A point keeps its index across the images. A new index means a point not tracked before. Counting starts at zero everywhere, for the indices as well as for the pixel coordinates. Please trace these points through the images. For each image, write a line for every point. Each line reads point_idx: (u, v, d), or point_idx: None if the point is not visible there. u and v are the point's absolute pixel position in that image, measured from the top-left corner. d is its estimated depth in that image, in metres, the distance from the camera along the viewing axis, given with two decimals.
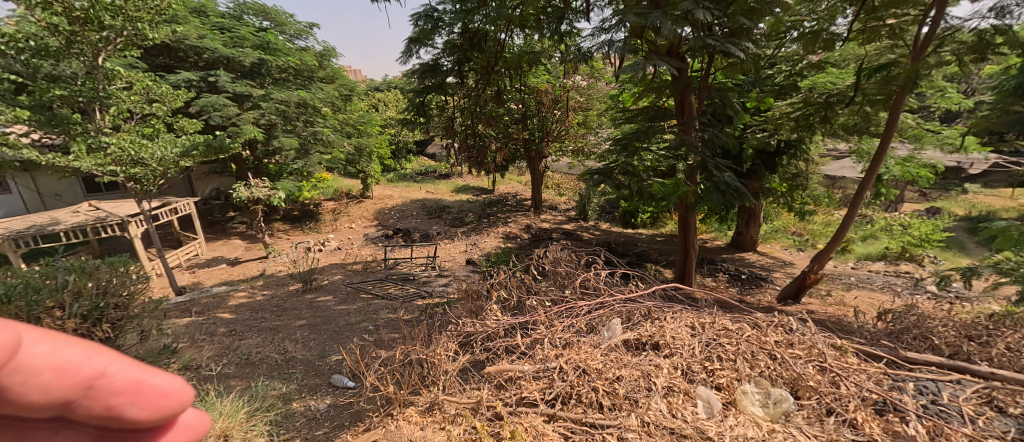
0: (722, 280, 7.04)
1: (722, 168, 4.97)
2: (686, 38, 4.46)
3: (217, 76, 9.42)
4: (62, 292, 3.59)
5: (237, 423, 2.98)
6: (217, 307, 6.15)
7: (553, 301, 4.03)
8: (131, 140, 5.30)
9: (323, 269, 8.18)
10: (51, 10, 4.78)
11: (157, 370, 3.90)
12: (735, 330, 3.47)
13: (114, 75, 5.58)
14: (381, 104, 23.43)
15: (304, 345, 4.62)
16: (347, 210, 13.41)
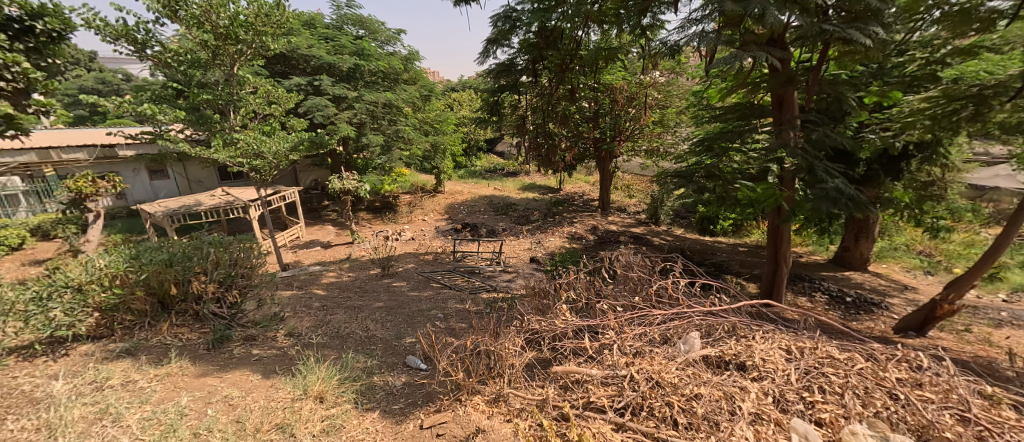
0: (820, 301, 6.16)
1: (833, 172, 4.33)
2: (794, 25, 3.94)
3: (320, 80, 10.65)
4: (205, 260, 4.39)
5: (330, 388, 3.44)
6: (312, 283, 6.97)
7: (623, 307, 3.86)
8: (254, 136, 6.27)
9: (397, 256, 8.84)
10: (202, 29, 5.84)
11: (270, 334, 4.55)
12: (843, 360, 3.01)
13: (244, 81, 6.60)
14: (455, 103, 24.63)
15: (382, 325, 5.05)
16: (421, 204, 14.27)
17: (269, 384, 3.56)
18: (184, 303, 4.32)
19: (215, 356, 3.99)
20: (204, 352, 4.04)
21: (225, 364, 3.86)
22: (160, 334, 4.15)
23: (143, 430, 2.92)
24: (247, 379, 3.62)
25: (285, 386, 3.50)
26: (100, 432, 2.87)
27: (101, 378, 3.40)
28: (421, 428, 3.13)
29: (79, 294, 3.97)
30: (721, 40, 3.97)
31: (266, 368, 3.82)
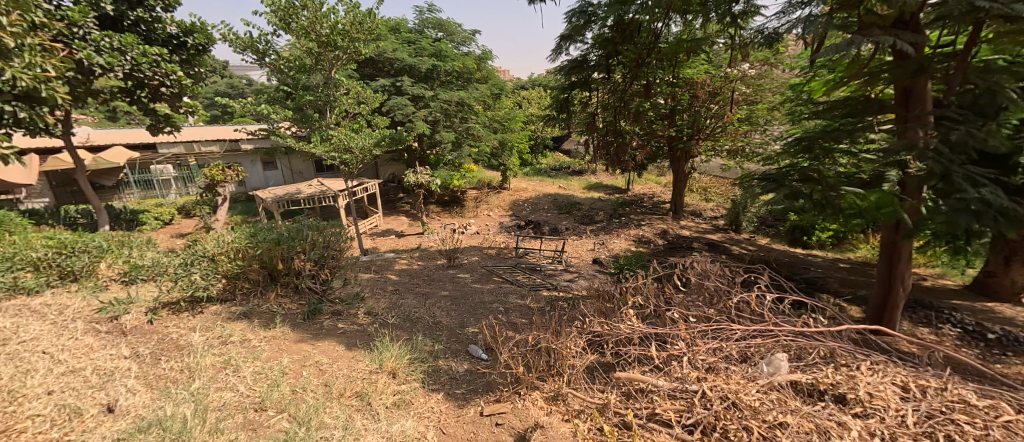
0: (949, 335, 5.09)
1: (980, 180, 3.53)
2: (935, 1, 3.25)
3: (402, 81, 11.43)
4: (305, 241, 5.00)
5: (401, 365, 3.72)
6: (387, 269, 7.52)
7: (696, 317, 3.56)
8: (346, 133, 6.95)
9: (461, 249, 9.20)
10: (309, 37, 6.60)
11: (353, 310, 5.03)
12: (980, 408, 2.50)
13: (339, 84, 7.33)
14: (524, 101, 24.95)
15: (448, 313, 5.30)
16: (486, 199, 14.58)
17: (351, 356, 3.94)
18: (287, 277, 4.96)
19: (310, 326, 4.53)
20: (300, 321, 4.60)
21: (318, 333, 4.36)
22: (268, 302, 4.82)
23: (254, 383, 3.43)
24: (334, 349, 4.06)
25: (364, 359, 3.85)
26: (224, 379, 3.44)
27: (226, 334, 4.06)
28: (481, 415, 3.21)
29: (211, 263, 4.75)
30: (835, 25, 3.46)
31: (350, 341, 4.24)
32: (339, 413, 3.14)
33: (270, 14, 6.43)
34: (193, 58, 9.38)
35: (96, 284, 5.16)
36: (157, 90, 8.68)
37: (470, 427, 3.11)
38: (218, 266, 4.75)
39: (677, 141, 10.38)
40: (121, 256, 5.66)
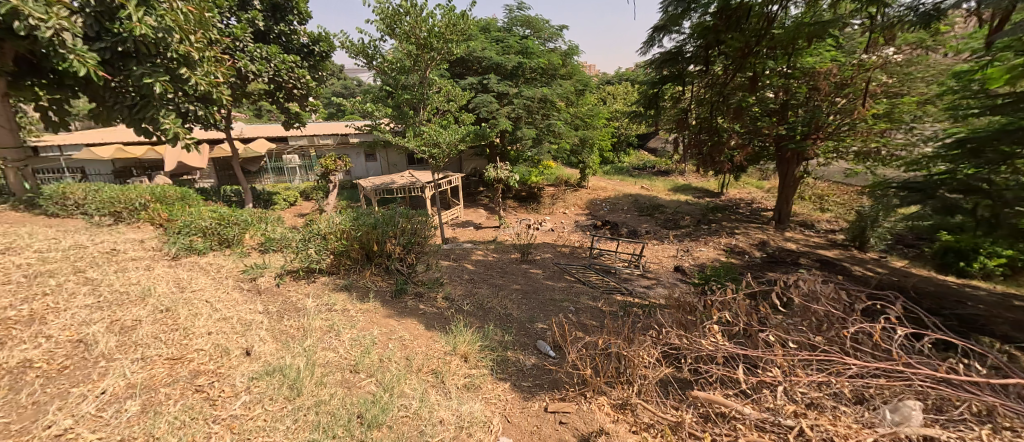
0: None
1: None
2: None
3: (488, 79, 11.89)
4: (397, 227, 5.55)
5: (473, 351, 3.93)
6: (465, 257, 7.93)
7: (796, 343, 3.07)
8: (434, 129, 7.53)
9: (536, 244, 9.28)
10: (409, 41, 7.14)
11: (433, 294, 5.41)
12: None
13: (432, 83, 7.89)
14: (609, 97, 24.69)
15: (519, 306, 5.39)
16: (564, 196, 14.65)
17: (428, 336, 4.25)
18: (381, 258, 5.61)
19: (398, 303, 4.99)
20: (389, 299, 5.08)
21: (403, 311, 4.78)
22: (365, 277, 5.44)
23: (350, 348, 3.87)
24: (416, 327, 4.43)
25: (441, 341, 4.14)
26: (328, 341, 3.95)
27: (332, 302, 4.69)
28: (545, 411, 3.30)
29: (323, 241, 5.48)
30: None
31: (429, 322, 4.60)
32: (417, 385, 3.43)
33: (378, 21, 7.04)
34: (317, 63, 11.19)
35: (242, 251, 6.31)
36: (290, 92, 10.47)
37: (535, 420, 3.22)
38: (329, 243, 5.47)
39: (787, 141, 9.03)
40: (260, 230, 6.85)
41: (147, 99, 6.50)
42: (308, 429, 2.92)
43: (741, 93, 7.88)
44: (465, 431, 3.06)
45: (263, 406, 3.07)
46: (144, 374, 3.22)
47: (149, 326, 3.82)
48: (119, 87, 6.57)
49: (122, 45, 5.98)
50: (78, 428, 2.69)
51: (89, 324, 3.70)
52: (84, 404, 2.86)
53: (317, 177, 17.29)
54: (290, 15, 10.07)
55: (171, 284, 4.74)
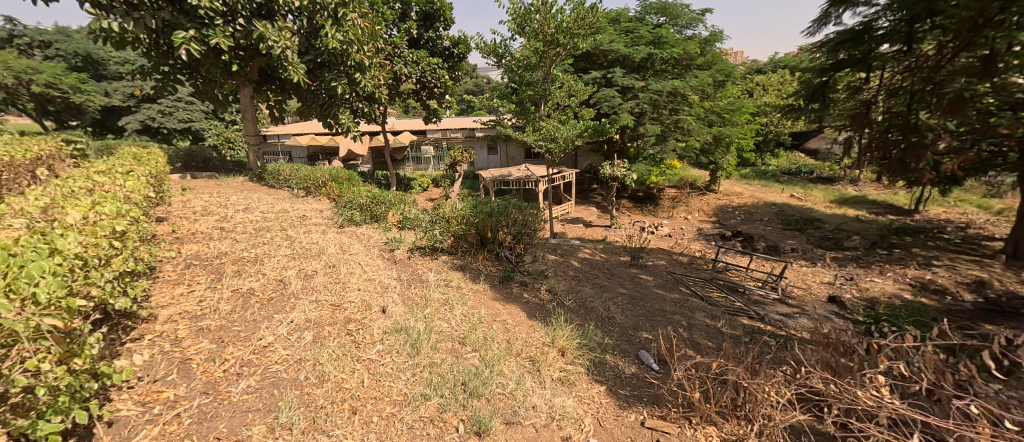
0: None
1: None
2: None
3: (614, 72, 11.92)
4: (509, 217, 5.94)
5: (571, 346, 4.03)
6: (572, 254, 8.23)
7: (1018, 426, 2.34)
8: (553, 125, 8.26)
9: (649, 253, 8.99)
10: (538, 39, 8.14)
11: (537, 285, 5.64)
12: None
13: (556, 78, 8.87)
14: (758, 89, 22.11)
15: (622, 311, 5.28)
16: (685, 200, 14.41)
17: (528, 325, 4.47)
18: (492, 245, 6.00)
19: (504, 288, 5.36)
20: (496, 282, 5.47)
21: (509, 297, 5.11)
22: (477, 260, 5.94)
23: (460, 322, 4.26)
24: (519, 314, 4.70)
25: (541, 332, 4.33)
26: (445, 312, 4.40)
27: (449, 278, 5.22)
28: (641, 425, 3.24)
29: (446, 224, 6.12)
30: None
31: (531, 310, 4.86)
32: (515, 369, 3.67)
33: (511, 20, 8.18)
34: (455, 64, 13.49)
35: (384, 226, 7.23)
36: (432, 90, 13.00)
37: (628, 431, 3.17)
38: (451, 226, 6.09)
39: None
40: (399, 209, 7.72)
41: (335, 101, 9.57)
42: (423, 384, 3.34)
43: (969, 79, 5.69)
44: (556, 423, 3.18)
45: (391, 356, 3.61)
46: (316, 313, 4.03)
47: (321, 276, 4.77)
48: (318, 91, 9.88)
49: (320, 58, 9.06)
50: (277, 344, 3.51)
51: (285, 268, 4.79)
52: (279, 327, 3.73)
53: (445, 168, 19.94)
54: (437, 23, 12.48)
55: (337, 246, 5.82)
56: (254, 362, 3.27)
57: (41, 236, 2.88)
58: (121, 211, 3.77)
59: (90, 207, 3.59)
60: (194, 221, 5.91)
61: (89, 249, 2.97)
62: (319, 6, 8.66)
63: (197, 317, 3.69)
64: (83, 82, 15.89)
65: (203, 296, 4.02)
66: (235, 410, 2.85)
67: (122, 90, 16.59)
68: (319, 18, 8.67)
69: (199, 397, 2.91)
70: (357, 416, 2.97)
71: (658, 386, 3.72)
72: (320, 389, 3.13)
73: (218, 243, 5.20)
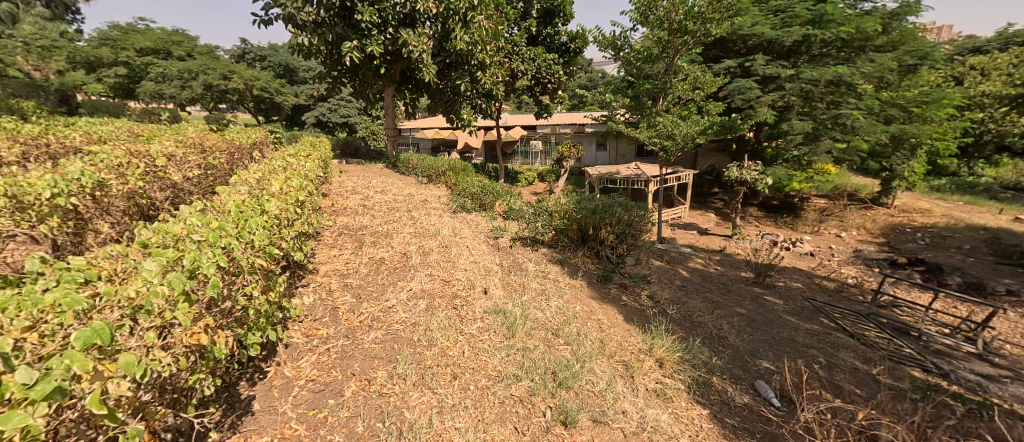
0: None
1: None
2: None
3: (752, 61, 12.21)
4: (614, 215, 6.02)
5: (670, 357, 3.92)
6: (681, 265, 8.38)
7: None
8: (672, 121, 9.15)
9: (776, 273, 8.19)
10: (662, 27, 8.96)
11: (636, 289, 5.75)
12: None
13: (680, 70, 9.74)
14: (971, 70, 17.05)
15: (738, 333, 4.99)
16: (842, 213, 13.10)
17: (623, 329, 4.50)
18: (593, 243, 6.16)
19: (602, 288, 5.51)
20: (594, 281, 5.65)
21: (606, 298, 5.22)
22: (578, 257, 6.16)
23: (554, 314, 4.41)
24: (614, 316, 4.75)
25: (636, 337, 4.32)
26: (541, 303, 4.59)
27: (547, 271, 5.46)
28: None
29: (549, 217, 6.45)
30: None
31: (628, 315, 4.91)
32: (606, 370, 3.64)
33: (635, 10, 9.01)
34: (570, 59, 14.60)
35: (491, 214, 7.75)
36: (545, 86, 14.40)
37: None
38: (553, 220, 6.41)
39: None
40: (505, 200, 8.26)
41: (458, 98, 12.01)
42: (515, 365, 3.52)
43: None
44: (646, 432, 3.07)
45: (488, 334, 3.88)
46: (429, 285, 4.53)
47: (436, 253, 5.32)
48: (446, 90, 12.35)
49: (449, 58, 11.28)
50: (397, 307, 4.07)
51: (409, 244, 5.49)
52: (402, 292, 4.32)
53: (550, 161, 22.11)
54: (557, 19, 13.79)
55: (450, 229, 6.44)
56: (380, 319, 3.85)
57: (256, 198, 3.88)
58: (303, 186, 4.85)
59: (284, 180, 4.71)
60: (345, 200, 7.32)
61: (284, 212, 3.88)
62: (452, 12, 10.57)
63: (343, 275, 4.51)
64: (280, 87, 22.79)
65: (348, 259, 4.89)
66: (366, 355, 3.40)
67: (307, 93, 25.20)
68: (451, 21, 10.64)
69: (343, 338, 3.56)
70: (457, 381, 3.28)
71: (776, 424, 3.39)
72: (429, 350, 3.54)
73: (362, 218, 6.31)
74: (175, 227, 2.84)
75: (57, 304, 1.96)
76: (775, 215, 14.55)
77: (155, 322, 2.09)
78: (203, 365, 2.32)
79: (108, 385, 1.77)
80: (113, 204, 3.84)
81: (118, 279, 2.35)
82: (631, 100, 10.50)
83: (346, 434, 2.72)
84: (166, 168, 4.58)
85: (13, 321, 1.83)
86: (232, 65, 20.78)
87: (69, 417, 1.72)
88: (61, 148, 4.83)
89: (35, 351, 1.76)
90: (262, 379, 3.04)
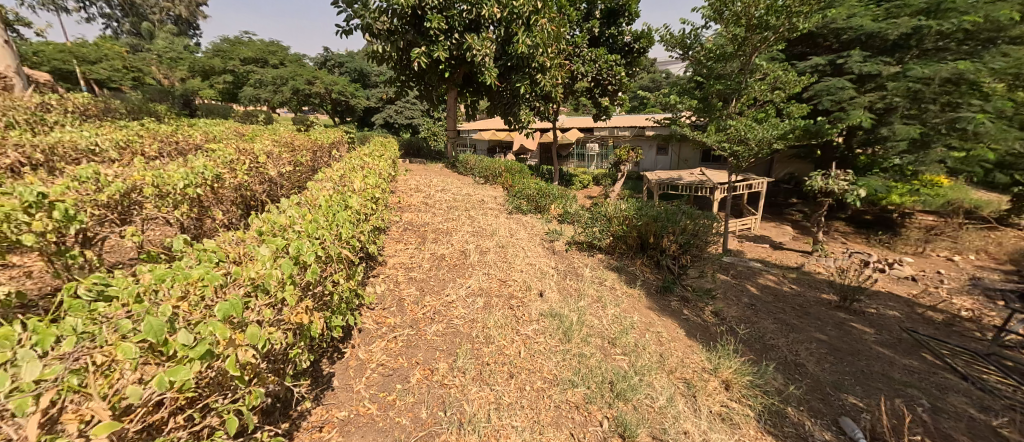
0: None
1: None
2: None
3: (845, 58, 11.29)
4: (677, 224, 5.74)
5: (738, 380, 3.63)
6: (748, 280, 7.74)
7: None
8: (745, 125, 8.52)
9: (866, 297, 7.22)
10: (738, 23, 8.48)
11: (700, 304, 5.42)
12: None
13: (757, 69, 9.00)
14: None
15: (817, 361, 4.47)
16: (960, 234, 11.27)
17: (685, 344, 4.25)
18: (654, 251, 5.92)
19: (661, 299, 5.26)
20: (653, 291, 5.42)
21: (667, 311, 4.97)
22: (636, 265, 5.95)
23: (611, 323, 4.28)
24: (675, 330, 4.52)
25: (700, 354, 4.06)
26: (599, 311, 4.48)
27: (604, 277, 5.32)
28: None
29: (607, 223, 6.29)
30: None
31: (690, 330, 4.64)
32: (666, 385, 3.45)
33: (708, 6, 8.69)
34: (633, 60, 14.16)
35: (546, 217, 7.74)
36: (605, 88, 13.99)
37: None
38: (611, 226, 6.25)
39: None
40: (562, 202, 8.19)
41: (517, 100, 12.20)
42: (571, 371, 3.47)
43: None
44: None
45: (544, 337, 3.87)
46: (487, 284, 4.63)
47: (493, 253, 5.42)
48: (505, 93, 12.54)
49: (510, 62, 11.49)
50: (456, 303, 4.21)
51: (467, 242, 5.64)
52: (462, 288, 4.47)
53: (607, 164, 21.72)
54: (621, 19, 13.39)
55: (505, 229, 6.51)
56: (441, 313, 4.01)
57: (340, 193, 4.25)
58: (377, 184, 5.25)
59: (362, 178, 5.12)
60: (409, 197, 7.74)
61: (362, 208, 4.21)
62: (516, 16, 10.81)
63: (408, 268, 4.76)
64: (355, 91, 24.90)
65: (412, 253, 5.15)
66: (429, 346, 3.56)
67: (377, 95, 27.27)
68: (514, 25, 10.86)
69: (408, 328, 3.75)
70: (513, 380, 3.31)
71: None
72: (487, 347, 3.62)
73: (425, 215, 6.62)
74: (281, 218, 3.18)
75: (198, 279, 2.23)
76: (868, 233, 12.89)
77: (271, 299, 2.36)
78: (302, 339, 2.57)
79: (240, 351, 1.99)
80: (225, 196, 4.43)
81: (239, 261, 2.66)
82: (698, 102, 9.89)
83: (412, 418, 2.87)
84: (265, 164, 5.16)
85: (170, 292, 2.13)
86: (316, 72, 23.01)
87: (209, 375, 1.96)
88: (186, 144, 5.66)
89: (186, 318, 2.03)
90: (341, 358, 3.30)
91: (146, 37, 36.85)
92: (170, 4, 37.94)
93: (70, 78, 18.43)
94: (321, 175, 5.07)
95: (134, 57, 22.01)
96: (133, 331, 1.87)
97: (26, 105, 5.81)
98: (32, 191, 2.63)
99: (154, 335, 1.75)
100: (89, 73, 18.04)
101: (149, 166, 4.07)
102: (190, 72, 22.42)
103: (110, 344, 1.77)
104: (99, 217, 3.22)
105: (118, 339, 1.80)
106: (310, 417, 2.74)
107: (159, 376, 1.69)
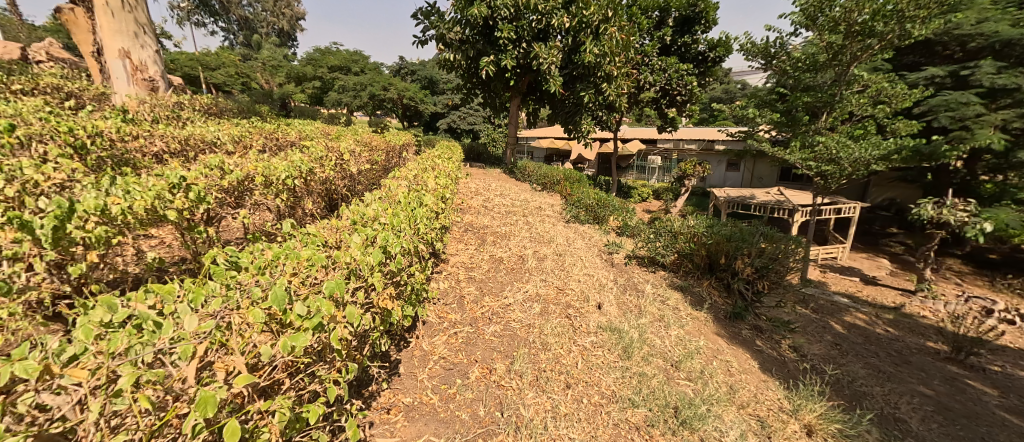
0: None
1: None
2: None
3: (974, 69, 9.69)
4: (754, 246, 5.26)
5: (824, 427, 3.24)
6: (829, 315, 6.92)
7: None
8: (837, 142, 7.59)
9: (987, 352, 6.06)
10: (834, 30, 7.65)
11: (777, 336, 4.95)
12: None
13: (855, 80, 8.04)
14: None
15: (921, 418, 3.84)
16: None
17: (761, 379, 3.87)
18: (723, 272, 5.52)
19: (729, 326, 4.88)
20: (722, 317, 5.04)
21: (737, 339, 4.59)
22: (702, 285, 5.60)
23: (674, 345, 4.03)
24: (747, 361, 4.15)
25: (775, 391, 3.70)
26: (663, 330, 4.27)
27: (667, 296, 5.04)
28: None
29: (672, 239, 5.99)
30: None
31: (764, 362, 4.24)
32: (735, 420, 3.18)
33: (799, 12, 7.99)
34: (708, 70, 13.35)
35: (604, 228, 7.59)
36: (673, 98, 13.36)
37: None
38: (676, 242, 5.94)
39: None
40: (621, 214, 8.00)
41: (580, 109, 12.14)
42: (631, 390, 3.33)
43: None
44: None
45: (602, 351, 3.76)
46: (542, 290, 4.62)
47: (551, 260, 5.40)
48: (568, 101, 12.55)
49: (575, 70, 11.50)
50: (513, 306, 4.24)
51: (524, 248, 5.68)
52: (519, 292, 4.50)
53: (671, 177, 20.82)
54: (697, 27, 12.66)
55: (562, 237, 6.45)
56: (499, 315, 4.08)
57: (415, 191, 4.51)
58: (446, 185, 5.50)
59: (433, 178, 5.42)
60: (469, 199, 8.01)
61: (432, 204, 4.40)
62: (585, 25, 10.83)
63: (468, 268, 4.90)
64: (424, 97, 26.45)
65: (472, 253, 5.30)
66: (487, 346, 3.62)
67: (443, 102, 28.81)
68: (583, 34, 10.87)
69: (468, 325, 3.87)
70: (570, 390, 3.25)
71: None
72: (545, 353, 3.62)
73: (484, 218, 6.79)
74: (369, 211, 3.43)
75: (305, 260, 2.45)
76: (995, 275, 10.85)
77: (362, 283, 2.58)
78: (382, 325, 2.76)
79: (339, 327, 2.16)
80: (315, 188, 4.91)
81: (335, 246, 2.91)
82: (779, 114, 9.11)
83: (471, 414, 2.93)
84: (348, 161, 5.63)
85: (285, 267, 2.37)
86: (392, 78, 24.88)
87: (315, 346, 2.13)
88: (284, 141, 6.41)
89: (296, 291, 2.25)
90: (406, 347, 3.48)
91: (252, 46, 41.98)
92: (275, 18, 43.55)
93: (195, 82, 21.49)
94: (397, 173, 5.42)
95: (244, 63, 25.32)
96: (261, 299, 2.08)
97: (166, 103, 6.95)
98: (176, 175, 3.11)
99: (278, 303, 1.94)
100: (209, 78, 20.98)
101: (260, 158, 4.65)
102: (287, 78, 25.19)
103: (245, 308, 2.00)
104: (221, 199, 3.70)
105: (250, 305, 2.04)
106: (378, 398, 2.91)
107: (285, 340, 1.85)
